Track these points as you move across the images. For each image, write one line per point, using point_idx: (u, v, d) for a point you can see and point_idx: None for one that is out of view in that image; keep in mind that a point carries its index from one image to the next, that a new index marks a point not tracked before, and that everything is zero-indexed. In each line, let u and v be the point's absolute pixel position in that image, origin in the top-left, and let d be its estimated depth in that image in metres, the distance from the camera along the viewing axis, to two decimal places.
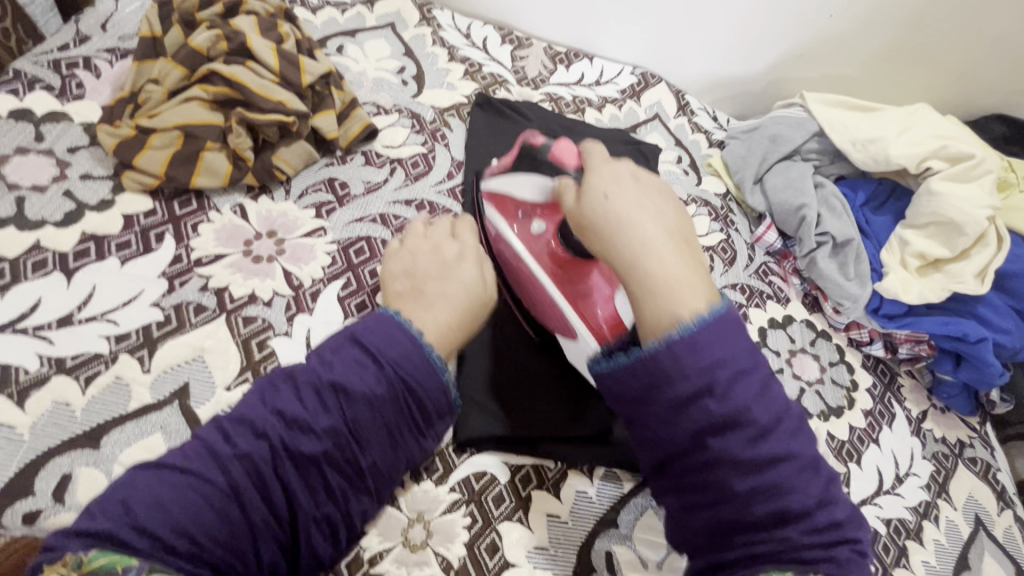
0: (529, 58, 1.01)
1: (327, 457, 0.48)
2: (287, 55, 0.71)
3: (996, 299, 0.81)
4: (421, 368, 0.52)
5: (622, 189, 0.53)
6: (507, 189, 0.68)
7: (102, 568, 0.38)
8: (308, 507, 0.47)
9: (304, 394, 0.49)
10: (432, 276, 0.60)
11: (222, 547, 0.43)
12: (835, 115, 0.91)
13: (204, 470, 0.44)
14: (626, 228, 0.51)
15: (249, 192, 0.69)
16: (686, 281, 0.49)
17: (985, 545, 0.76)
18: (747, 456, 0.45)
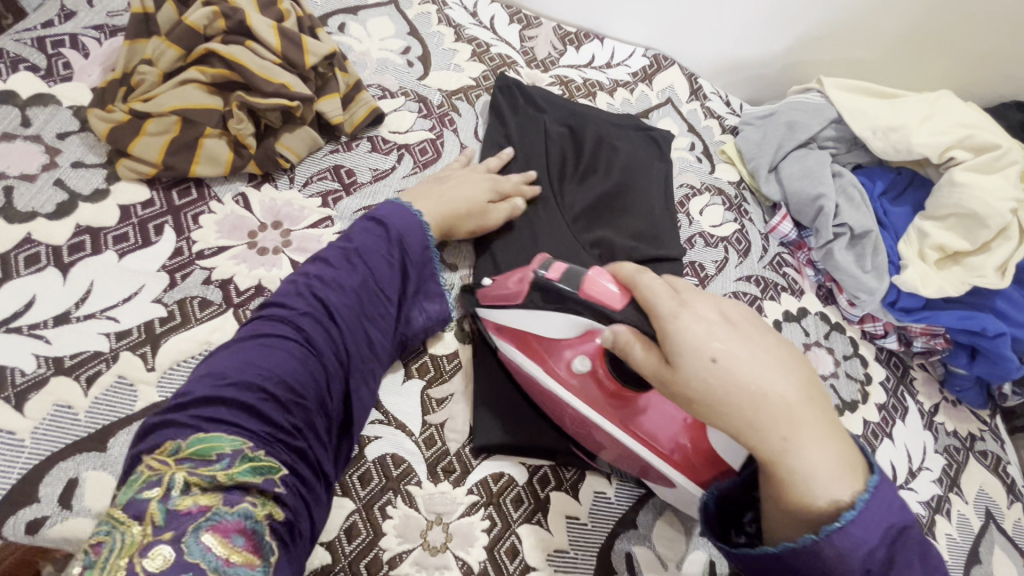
0: (539, 38, 0.97)
1: (363, 307, 0.55)
2: (288, 33, 0.67)
3: (1014, 293, 0.80)
4: (425, 239, 0.62)
5: (726, 340, 0.43)
6: (529, 328, 0.58)
7: (196, 454, 0.40)
8: (359, 353, 0.54)
9: (336, 262, 0.56)
10: (452, 181, 0.70)
11: (308, 390, 0.48)
12: (854, 101, 0.89)
13: (274, 328, 0.50)
14: (758, 407, 0.42)
15: (252, 180, 0.66)
16: (833, 462, 0.42)
17: (995, 538, 0.76)
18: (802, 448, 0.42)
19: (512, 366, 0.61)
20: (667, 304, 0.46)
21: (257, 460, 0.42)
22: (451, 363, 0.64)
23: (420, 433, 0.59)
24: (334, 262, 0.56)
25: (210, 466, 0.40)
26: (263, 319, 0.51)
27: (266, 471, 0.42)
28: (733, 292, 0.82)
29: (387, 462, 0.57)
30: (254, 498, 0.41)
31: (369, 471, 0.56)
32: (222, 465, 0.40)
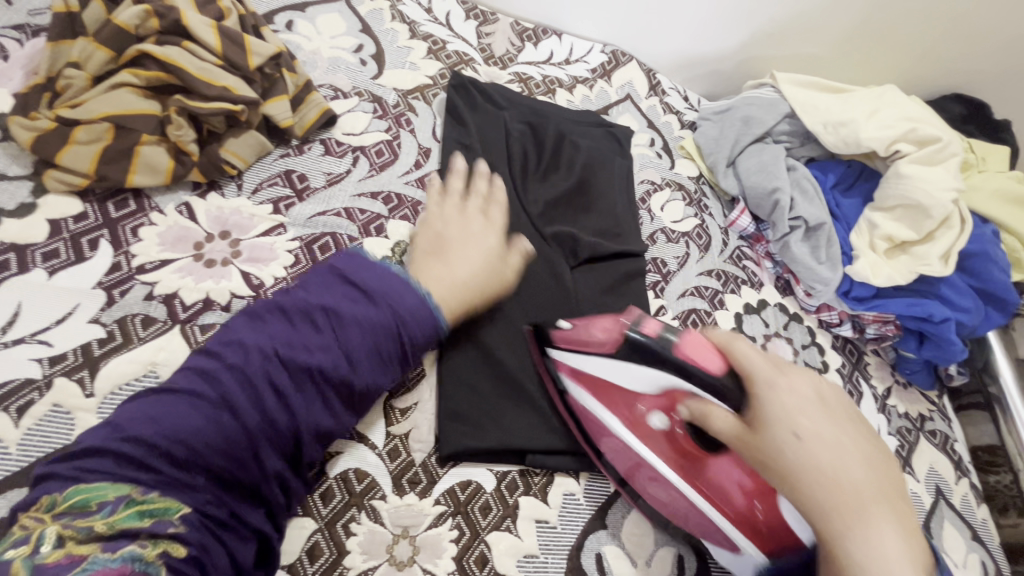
0: (496, 34, 0.96)
1: (322, 369, 0.50)
2: (230, 33, 0.64)
3: (957, 279, 0.83)
4: (407, 295, 0.56)
5: (811, 419, 0.49)
6: (610, 377, 0.60)
7: (77, 505, 0.41)
8: (300, 415, 0.49)
9: (300, 318, 0.52)
10: (460, 246, 0.65)
11: (217, 454, 0.45)
12: (805, 96, 0.91)
13: (190, 381, 0.48)
14: (840, 488, 0.47)
15: (196, 189, 0.63)
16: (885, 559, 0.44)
17: (945, 514, 0.80)
18: None
19: (580, 411, 0.63)
20: (766, 370, 0.52)
21: (147, 504, 0.43)
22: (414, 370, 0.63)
23: (384, 445, 0.58)
24: (295, 322, 0.52)
25: (90, 516, 0.41)
26: (188, 372, 0.48)
27: (158, 512, 0.43)
28: (696, 286, 0.82)
29: (351, 476, 0.56)
30: (143, 541, 0.41)
31: (332, 487, 0.55)
32: (102, 515, 0.41)
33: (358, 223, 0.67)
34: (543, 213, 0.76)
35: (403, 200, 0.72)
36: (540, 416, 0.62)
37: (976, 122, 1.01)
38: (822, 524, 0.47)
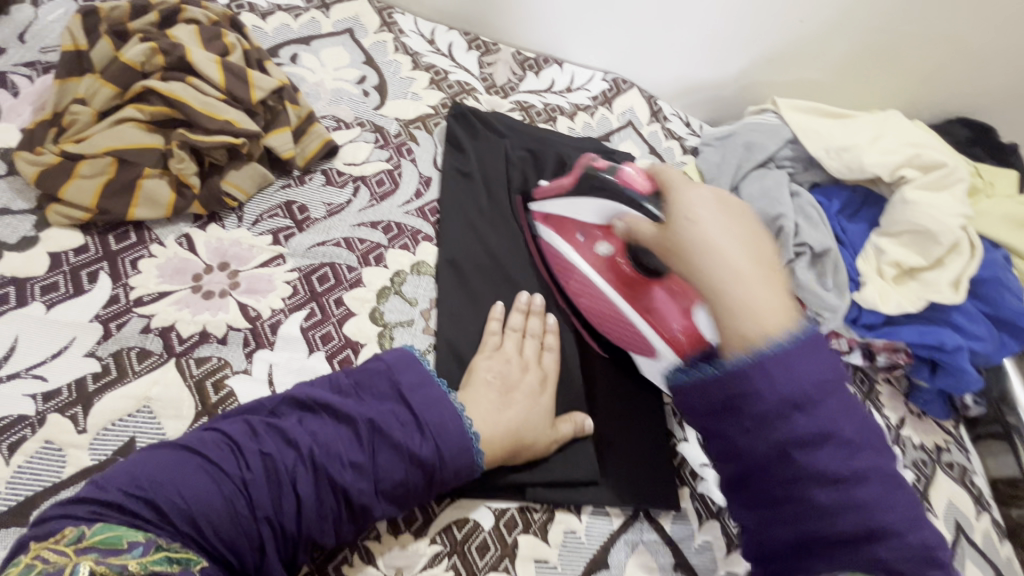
0: (498, 64, 0.97)
1: (349, 492, 0.48)
2: (234, 67, 0.65)
3: (970, 307, 0.81)
4: (459, 432, 0.53)
5: (708, 213, 0.53)
6: (569, 213, 0.71)
7: (108, 541, 0.41)
8: (311, 530, 0.47)
9: (346, 428, 0.50)
10: (520, 392, 0.60)
11: (220, 540, 0.45)
12: (808, 122, 0.91)
13: (214, 451, 0.47)
14: (716, 252, 0.50)
15: (197, 221, 0.63)
16: (764, 310, 0.47)
17: (966, 552, 0.77)
18: (833, 470, 0.44)
19: (542, 247, 0.75)
20: (676, 180, 0.58)
21: (174, 550, 0.43)
22: None
23: None
24: (337, 422, 0.50)
25: (121, 554, 0.41)
26: (219, 440, 0.47)
27: (183, 560, 0.43)
28: None
29: None
30: None
31: None
32: (133, 554, 0.41)
33: (358, 253, 0.68)
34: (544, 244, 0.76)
35: (403, 229, 0.72)
36: None
37: (983, 146, 1.01)
38: (704, 285, 0.50)
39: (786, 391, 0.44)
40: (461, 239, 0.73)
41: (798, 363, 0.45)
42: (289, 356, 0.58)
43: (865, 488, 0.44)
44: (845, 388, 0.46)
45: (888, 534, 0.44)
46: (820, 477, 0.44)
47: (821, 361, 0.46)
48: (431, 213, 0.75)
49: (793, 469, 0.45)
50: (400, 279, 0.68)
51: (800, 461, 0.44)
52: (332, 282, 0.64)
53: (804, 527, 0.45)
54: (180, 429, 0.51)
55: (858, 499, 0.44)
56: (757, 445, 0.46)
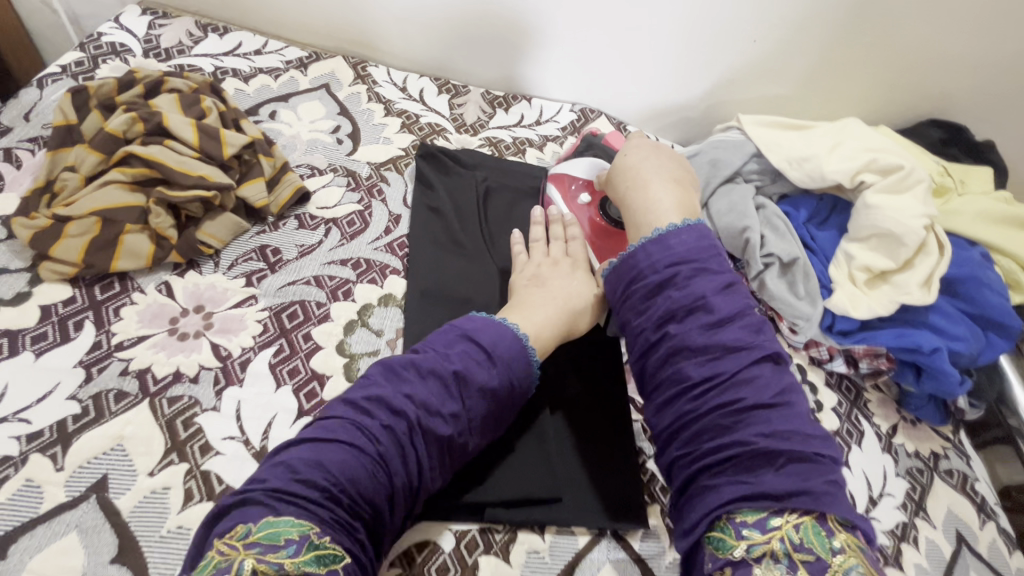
0: (467, 104, 1.03)
1: (453, 437, 0.54)
2: (207, 128, 0.72)
3: (947, 306, 0.80)
4: (525, 361, 0.61)
5: (636, 151, 0.74)
6: (565, 170, 0.84)
7: (266, 539, 0.44)
8: (429, 473, 0.54)
9: (438, 385, 0.55)
10: (552, 280, 0.71)
11: (371, 504, 0.50)
12: (770, 136, 0.93)
13: (344, 431, 0.51)
14: (632, 172, 0.72)
15: (176, 269, 0.68)
16: (658, 208, 0.67)
17: (969, 563, 0.73)
18: (702, 341, 0.55)
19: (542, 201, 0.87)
20: (641, 138, 0.78)
21: (322, 548, 0.45)
22: None
23: None
24: (428, 381, 0.55)
25: (278, 551, 0.43)
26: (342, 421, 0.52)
27: (329, 560, 0.44)
28: None
29: None
30: None
31: None
32: (289, 553, 0.43)
33: (328, 289, 0.72)
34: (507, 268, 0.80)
35: (372, 265, 0.76)
36: (500, 467, 0.63)
37: (957, 146, 1.01)
38: (624, 197, 0.71)
39: (660, 266, 0.60)
40: (425, 271, 0.76)
41: (678, 242, 0.61)
42: (257, 391, 0.62)
43: (732, 359, 0.54)
44: (713, 271, 0.59)
45: (755, 409, 0.51)
46: (693, 351, 0.55)
47: (696, 244, 0.61)
48: (400, 247, 0.79)
49: (671, 342, 0.57)
50: (367, 312, 0.71)
51: (675, 334, 0.57)
52: (301, 318, 0.68)
53: (681, 402, 0.54)
54: (150, 464, 0.55)
55: (723, 373, 0.53)
56: (645, 323, 0.59)
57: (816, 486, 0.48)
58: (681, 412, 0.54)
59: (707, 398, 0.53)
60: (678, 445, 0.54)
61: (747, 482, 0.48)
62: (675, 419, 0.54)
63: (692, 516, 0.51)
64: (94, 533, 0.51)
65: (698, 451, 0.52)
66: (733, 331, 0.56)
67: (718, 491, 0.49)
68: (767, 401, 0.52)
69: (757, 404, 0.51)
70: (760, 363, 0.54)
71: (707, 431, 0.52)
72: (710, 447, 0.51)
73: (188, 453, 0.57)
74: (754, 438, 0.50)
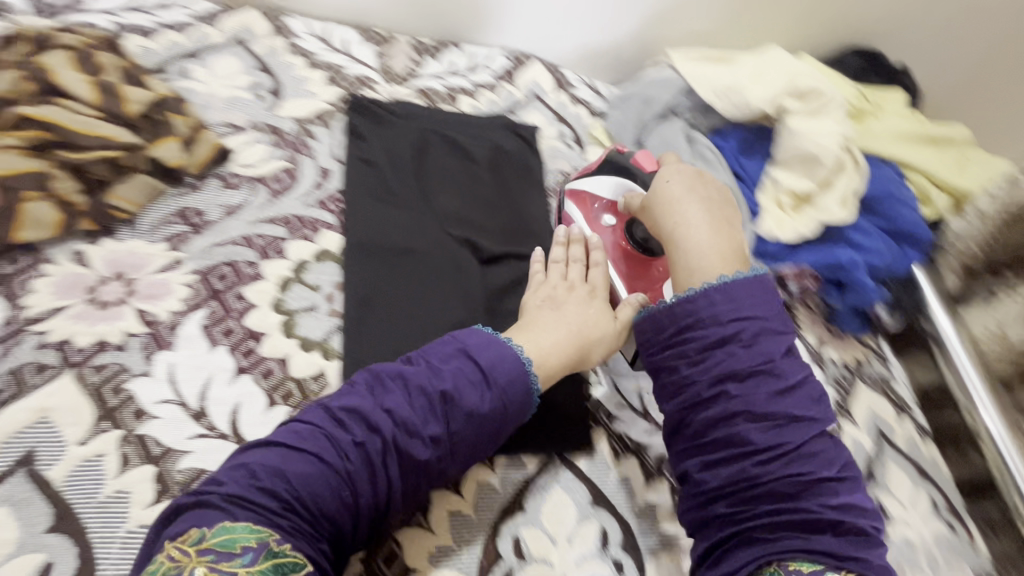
0: (395, 54, 0.99)
1: (431, 461, 0.53)
2: (107, 86, 0.69)
3: (864, 223, 0.85)
4: (523, 387, 0.58)
5: (678, 178, 0.69)
6: (587, 187, 0.79)
7: (221, 545, 0.43)
8: (402, 494, 0.53)
9: (421, 402, 0.54)
10: (568, 305, 0.68)
11: (331, 519, 0.49)
12: (699, 70, 0.93)
13: (313, 441, 0.51)
14: (673, 206, 0.67)
15: (90, 237, 0.65)
16: (711, 252, 0.62)
17: (888, 455, 0.79)
18: (766, 408, 0.54)
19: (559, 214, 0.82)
20: (673, 162, 0.73)
21: (281, 557, 0.44)
22: (317, 383, 0.62)
23: None
24: (410, 398, 0.54)
25: (234, 558, 0.43)
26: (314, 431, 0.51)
27: (288, 570, 0.44)
28: None
29: None
30: None
31: None
32: (245, 560, 0.43)
33: (258, 247, 0.69)
34: (444, 217, 0.78)
35: (303, 221, 0.73)
36: None
37: (875, 72, 1.04)
38: (666, 234, 0.66)
39: (723, 319, 0.57)
40: (355, 223, 0.74)
41: (742, 297, 0.57)
42: (190, 354, 0.60)
43: (795, 430, 0.53)
44: (776, 331, 0.57)
45: (821, 481, 0.52)
46: (755, 415, 0.54)
47: (758, 297, 0.58)
48: (332, 202, 0.77)
49: (728, 404, 0.55)
50: (303, 268, 0.70)
51: (734, 395, 0.54)
52: (233, 279, 0.66)
53: (740, 465, 0.53)
54: (80, 434, 0.54)
55: (787, 443, 0.53)
56: (699, 376, 0.56)
57: (872, 556, 0.49)
58: (742, 473, 0.52)
59: (771, 466, 0.52)
60: (729, 501, 0.53)
61: (806, 539, 0.49)
62: (731, 479, 0.53)
63: (736, 559, 0.50)
64: (26, 505, 0.50)
65: (756, 509, 0.51)
66: (796, 402, 0.55)
67: (775, 543, 0.49)
68: (833, 473, 0.53)
69: (823, 477, 0.52)
70: (823, 437, 0.54)
71: (769, 495, 0.51)
72: (767, 510, 0.51)
73: (120, 419, 0.55)
74: (819, 509, 0.50)
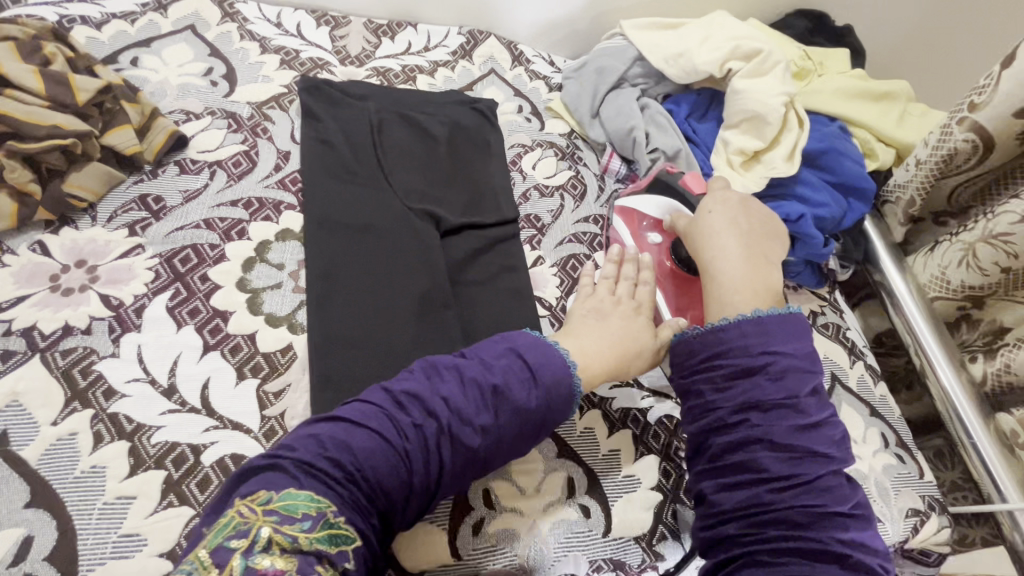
0: (350, 35, 1.00)
1: (480, 451, 0.53)
2: (53, 74, 0.68)
3: (810, 177, 0.88)
4: (567, 390, 0.58)
5: (722, 209, 0.71)
6: (636, 205, 0.81)
7: (285, 509, 0.45)
8: (449, 482, 0.53)
9: (475, 390, 0.54)
10: (614, 317, 0.68)
11: (384, 497, 0.50)
12: (649, 38, 0.96)
13: (374, 420, 0.51)
14: (716, 237, 0.69)
15: (49, 227, 0.66)
16: (749, 286, 0.64)
17: (841, 397, 0.84)
18: (785, 439, 0.54)
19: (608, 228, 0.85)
20: (719, 188, 0.74)
21: (336, 528, 0.45)
22: (285, 356, 0.64)
23: (259, 428, 0.59)
24: (465, 384, 0.54)
25: (296, 522, 0.44)
26: (375, 410, 0.52)
27: (341, 542, 0.45)
28: (573, 234, 0.84)
29: (227, 462, 0.56)
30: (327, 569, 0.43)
31: (208, 475, 0.55)
32: (305, 526, 0.44)
33: (219, 230, 0.70)
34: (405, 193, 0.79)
35: (264, 203, 0.74)
36: None
37: (822, 34, 1.07)
38: (706, 263, 0.68)
39: (754, 351, 0.58)
40: (315, 203, 0.75)
41: (776, 331, 0.59)
42: (157, 334, 0.62)
43: (811, 464, 0.54)
44: (803, 368, 0.58)
45: (833, 516, 0.52)
46: (774, 445, 0.54)
47: (792, 337, 0.59)
48: (292, 182, 0.78)
49: (750, 430, 0.55)
50: (265, 248, 0.71)
51: (756, 423, 0.55)
52: (195, 261, 0.68)
53: (755, 489, 0.53)
54: (51, 414, 0.55)
55: (802, 473, 0.53)
56: (723, 402, 0.57)
57: None
58: (755, 498, 0.53)
59: (785, 494, 0.53)
60: (740, 524, 0.53)
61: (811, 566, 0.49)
62: (745, 501, 0.53)
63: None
64: (2, 483, 0.52)
65: (765, 533, 0.52)
66: (815, 438, 0.55)
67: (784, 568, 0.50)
68: (844, 510, 0.53)
69: (836, 512, 0.52)
70: (836, 474, 0.55)
71: (781, 521, 0.52)
72: (777, 534, 0.51)
73: (91, 399, 0.57)
74: (829, 541, 0.51)
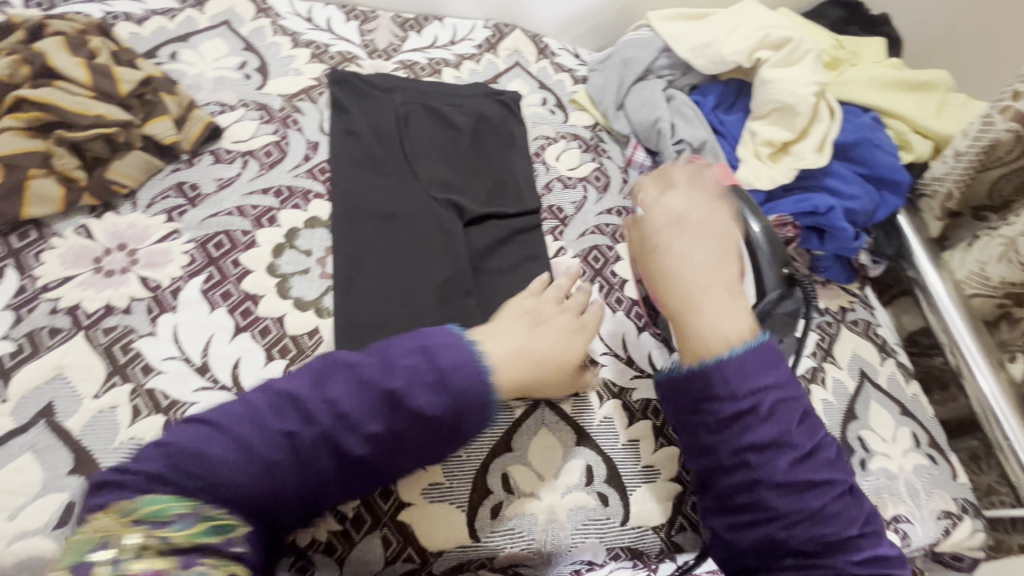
0: (378, 30, 1.01)
1: (366, 456, 0.54)
2: (99, 67, 0.72)
3: (841, 169, 0.86)
4: (479, 396, 0.57)
5: (683, 240, 0.65)
6: None
7: (150, 515, 0.48)
8: (345, 479, 0.54)
9: (367, 395, 0.54)
10: (551, 325, 0.66)
11: (271, 497, 0.52)
12: (676, 28, 0.94)
13: (245, 428, 0.52)
14: (680, 276, 0.63)
15: (93, 211, 0.69)
16: (722, 330, 0.60)
17: (871, 395, 0.81)
18: (785, 477, 0.54)
19: None
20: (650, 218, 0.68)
21: (220, 519, 0.50)
22: (311, 339, 0.66)
23: None
24: (357, 389, 0.54)
25: (167, 526, 0.48)
26: (239, 416, 0.52)
27: (223, 531, 0.50)
28: (595, 225, 0.83)
29: None
30: (209, 559, 0.49)
31: None
32: (176, 527, 0.48)
33: (251, 217, 0.73)
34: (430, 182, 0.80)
35: (293, 191, 0.76)
36: None
37: (857, 24, 1.05)
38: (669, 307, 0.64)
39: (740, 393, 0.56)
40: (343, 190, 0.77)
41: (753, 365, 0.57)
42: (191, 315, 0.64)
43: (815, 494, 0.54)
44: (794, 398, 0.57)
45: (845, 540, 0.54)
46: (775, 484, 0.54)
47: (772, 368, 0.58)
48: (321, 171, 0.79)
49: (747, 473, 0.55)
50: (294, 235, 0.73)
51: (754, 466, 0.55)
52: (228, 247, 0.70)
53: (764, 528, 0.54)
54: (93, 388, 0.58)
55: (810, 507, 0.54)
56: (720, 445, 0.57)
57: None
58: (767, 537, 0.54)
59: (794, 528, 0.54)
60: (758, 559, 0.55)
61: None
62: (758, 541, 0.55)
63: None
64: (49, 451, 0.55)
65: (780, 565, 0.54)
66: (816, 465, 0.56)
67: None
68: (856, 531, 0.55)
69: (848, 537, 0.54)
70: (841, 496, 0.55)
71: (795, 553, 0.54)
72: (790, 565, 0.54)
73: (130, 374, 0.60)
74: (843, 565, 0.53)
